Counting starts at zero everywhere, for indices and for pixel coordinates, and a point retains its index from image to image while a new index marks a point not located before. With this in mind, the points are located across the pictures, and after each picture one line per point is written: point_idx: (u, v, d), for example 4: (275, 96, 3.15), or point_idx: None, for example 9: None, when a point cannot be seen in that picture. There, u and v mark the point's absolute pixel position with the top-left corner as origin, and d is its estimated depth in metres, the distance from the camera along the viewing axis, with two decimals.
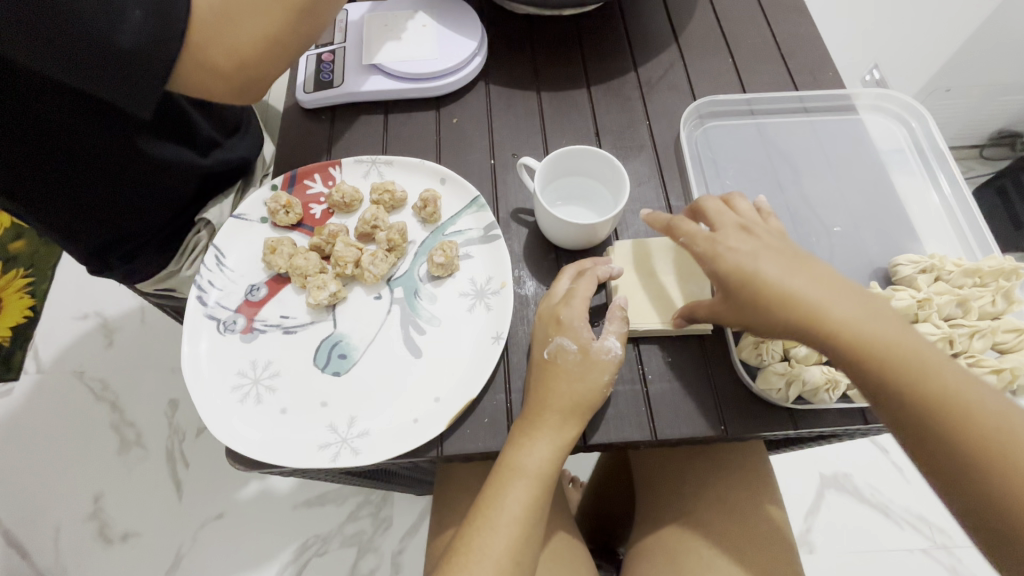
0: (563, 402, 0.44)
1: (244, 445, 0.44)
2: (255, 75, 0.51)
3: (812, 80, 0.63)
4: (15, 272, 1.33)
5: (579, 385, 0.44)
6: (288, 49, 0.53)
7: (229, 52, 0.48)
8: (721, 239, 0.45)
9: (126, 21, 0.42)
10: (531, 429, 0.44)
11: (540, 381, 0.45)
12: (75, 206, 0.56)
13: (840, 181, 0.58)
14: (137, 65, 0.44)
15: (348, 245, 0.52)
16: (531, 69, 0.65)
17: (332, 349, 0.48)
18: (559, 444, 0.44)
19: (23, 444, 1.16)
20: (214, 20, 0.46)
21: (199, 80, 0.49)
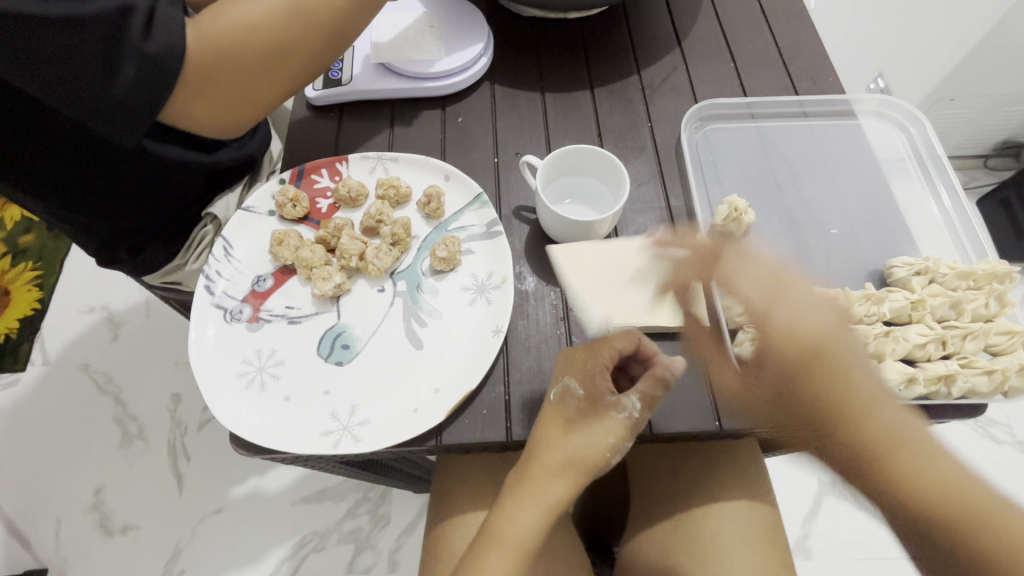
0: (556, 466, 0.43)
1: (247, 430, 0.45)
2: (254, 101, 0.52)
3: (812, 85, 0.64)
4: (23, 266, 1.35)
5: (580, 456, 0.43)
6: (292, 73, 0.52)
7: (215, 101, 0.50)
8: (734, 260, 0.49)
9: (117, 75, 0.43)
10: (521, 499, 0.44)
11: (537, 444, 0.44)
12: (81, 199, 0.58)
13: (839, 184, 0.58)
14: (133, 107, 0.45)
15: (352, 239, 0.53)
16: (536, 71, 0.66)
17: (335, 339, 0.49)
18: (546, 510, 0.43)
19: (27, 435, 1.18)
20: (201, 78, 0.47)
21: (197, 109, 0.50)
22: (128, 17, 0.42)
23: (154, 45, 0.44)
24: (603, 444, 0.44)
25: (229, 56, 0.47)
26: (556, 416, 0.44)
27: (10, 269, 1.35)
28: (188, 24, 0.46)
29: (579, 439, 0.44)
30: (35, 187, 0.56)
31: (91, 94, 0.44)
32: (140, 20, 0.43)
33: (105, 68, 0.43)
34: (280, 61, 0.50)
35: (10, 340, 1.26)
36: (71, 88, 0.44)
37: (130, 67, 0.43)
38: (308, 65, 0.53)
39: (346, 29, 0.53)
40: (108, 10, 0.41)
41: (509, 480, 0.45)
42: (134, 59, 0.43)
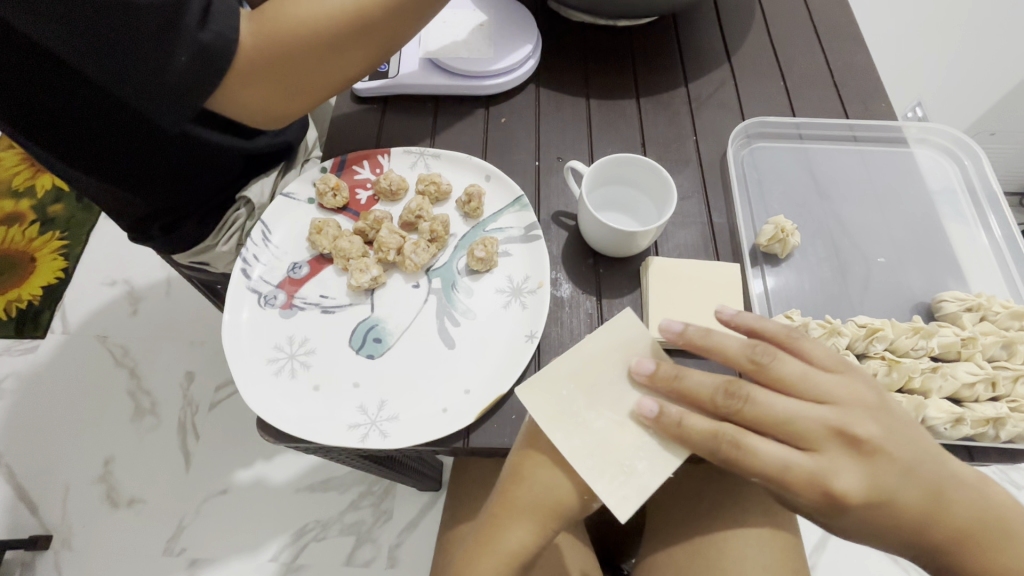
0: (522, 509, 0.42)
1: (277, 417, 0.45)
2: (302, 89, 0.51)
3: (864, 109, 0.63)
4: (50, 235, 1.38)
5: (544, 498, 0.42)
6: (341, 60, 0.51)
7: (268, 90, 0.50)
8: (796, 344, 0.43)
9: (171, 61, 0.44)
10: (487, 545, 0.42)
11: (506, 477, 0.44)
12: (109, 168, 0.58)
13: (886, 212, 0.57)
14: (182, 93, 0.46)
15: (393, 233, 0.53)
16: (583, 76, 0.66)
17: (368, 332, 0.49)
18: (507, 559, 0.41)
19: (42, 400, 1.19)
20: (255, 67, 0.48)
21: (249, 102, 0.50)
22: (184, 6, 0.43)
23: (208, 34, 0.45)
24: (568, 489, 0.42)
25: (283, 48, 0.48)
26: (532, 453, 0.43)
27: (38, 237, 1.37)
28: (247, 17, 0.48)
29: (542, 479, 0.42)
30: (56, 147, 0.55)
31: (144, 79, 0.45)
32: (197, 9, 0.44)
33: (158, 54, 0.44)
34: (337, 60, 0.51)
35: (32, 307, 1.28)
36: (120, 68, 0.44)
37: (184, 55, 0.44)
38: (363, 68, 0.54)
39: (405, 34, 0.53)
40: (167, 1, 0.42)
41: (475, 529, 0.44)
42: (189, 45, 0.44)
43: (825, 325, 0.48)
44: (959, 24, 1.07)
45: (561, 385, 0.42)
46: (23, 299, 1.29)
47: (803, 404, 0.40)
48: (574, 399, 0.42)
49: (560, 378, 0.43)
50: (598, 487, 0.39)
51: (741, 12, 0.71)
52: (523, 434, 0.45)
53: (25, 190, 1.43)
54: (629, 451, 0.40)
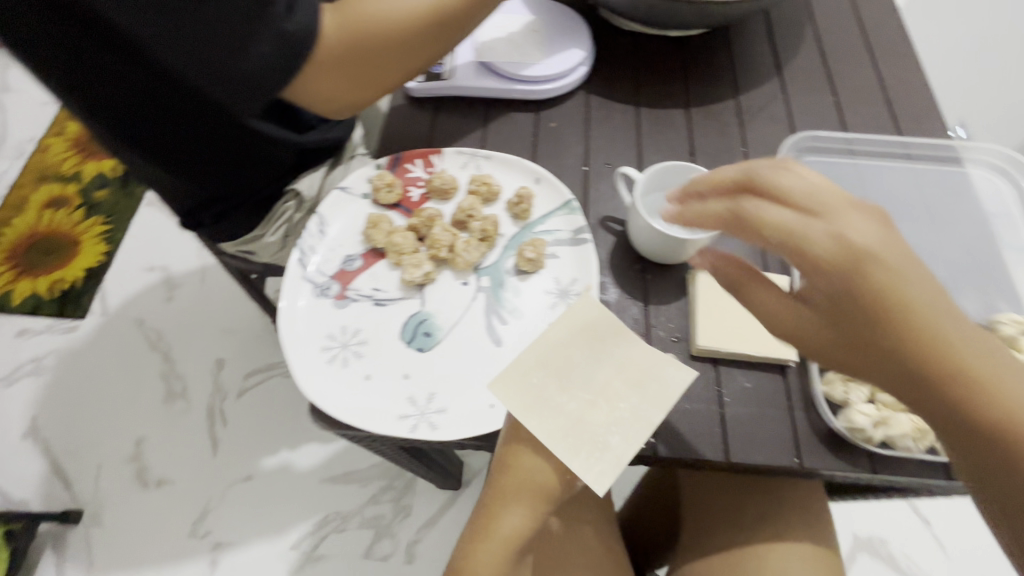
0: (512, 495, 0.44)
1: (330, 404, 0.46)
2: (372, 81, 0.54)
3: (917, 127, 0.63)
4: (95, 220, 1.43)
5: (531, 485, 0.44)
6: (405, 52, 0.54)
7: (342, 80, 0.52)
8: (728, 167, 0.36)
9: (253, 51, 0.46)
10: (484, 534, 0.45)
11: (496, 468, 0.45)
12: (171, 154, 0.61)
13: (939, 231, 0.57)
14: (255, 84, 0.48)
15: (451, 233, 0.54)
16: (632, 84, 0.66)
17: (418, 326, 0.50)
18: (505, 543, 0.44)
19: (80, 379, 1.24)
20: (334, 57, 0.50)
21: (323, 92, 0.53)
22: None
23: (293, 23, 0.47)
24: (549, 472, 0.43)
25: (360, 39, 0.50)
26: (515, 445, 0.44)
27: (82, 222, 1.42)
28: (328, 9, 0.50)
29: (528, 468, 0.43)
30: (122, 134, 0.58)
31: (224, 67, 0.47)
32: (284, 0, 0.46)
33: (243, 43, 0.46)
34: (403, 53, 0.54)
35: (74, 288, 1.33)
36: (201, 56, 0.46)
37: (266, 44, 0.46)
38: (422, 62, 0.57)
39: (463, 31, 0.57)
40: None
41: (473, 516, 0.46)
42: (270, 35, 0.46)
43: None
44: None
45: (531, 374, 0.43)
46: (66, 281, 1.34)
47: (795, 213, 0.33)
48: (545, 387, 0.42)
49: (529, 368, 0.43)
50: (575, 465, 0.40)
51: (792, 26, 0.71)
52: (504, 427, 0.44)
53: (72, 175, 1.48)
54: (603, 427, 0.41)
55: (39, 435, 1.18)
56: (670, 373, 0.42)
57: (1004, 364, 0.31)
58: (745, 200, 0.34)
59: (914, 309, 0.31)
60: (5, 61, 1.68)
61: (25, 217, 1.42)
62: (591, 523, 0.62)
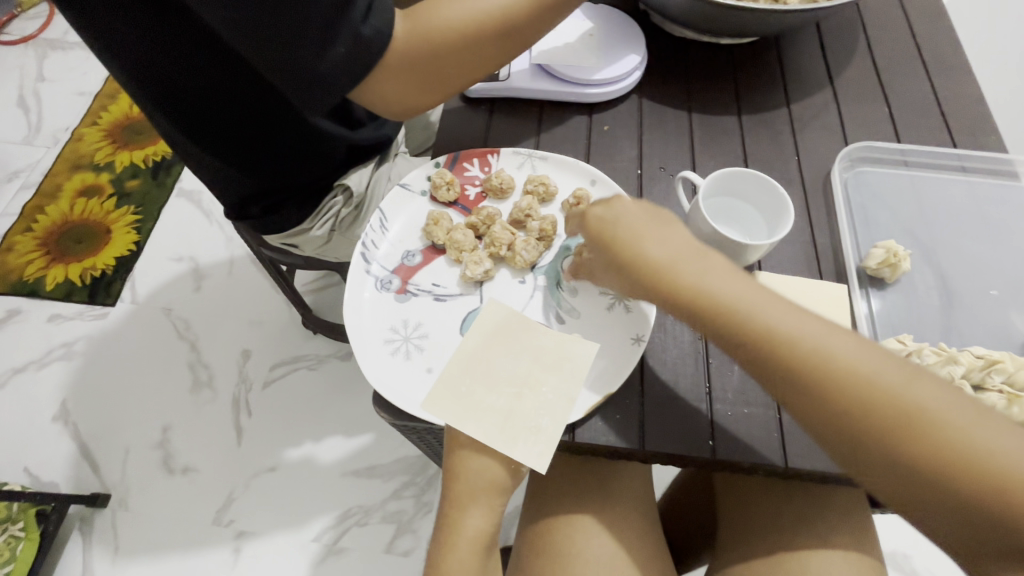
0: (465, 498, 0.49)
1: (395, 395, 0.47)
2: (436, 84, 0.55)
3: (973, 141, 0.63)
4: (127, 209, 1.45)
5: (480, 483, 0.48)
6: (473, 60, 0.55)
7: (408, 83, 0.54)
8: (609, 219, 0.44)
9: (328, 51, 0.47)
10: (450, 540, 0.48)
11: (447, 478, 0.49)
12: (228, 142, 0.62)
13: (997, 245, 0.56)
14: (328, 84, 0.49)
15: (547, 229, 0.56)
16: (684, 90, 0.67)
17: (478, 322, 0.51)
18: (472, 541, 0.48)
19: (109, 365, 1.26)
20: (402, 60, 0.52)
21: (389, 94, 0.54)
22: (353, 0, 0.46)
23: (369, 28, 0.48)
24: (491, 467, 0.48)
25: (428, 45, 0.52)
26: (457, 453, 0.48)
27: (115, 211, 1.45)
28: (400, 16, 0.52)
29: (472, 469, 0.48)
30: (183, 121, 0.59)
31: (297, 66, 0.47)
32: (362, 5, 0.47)
33: (320, 44, 0.46)
34: (469, 59, 0.55)
35: (105, 276, 1.35)
36: (277, 56, 0.46)
37: (342, 45, 0.47)
38: (488, 71, 0.58)
39: (531, 42, 0.58)
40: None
41: (437, 526, 0.50)
42: (347, 36, 0.47)
43: (940, 353, 0.48)
44: None
45: (459, 382, 0.47)
46: (98, 268, 1.36)
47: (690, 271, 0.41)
48: (474, 392, 0.47)
49: (456, 377, 0.48)
50: (518, 452, 0.45)
51: (844, 37, 0.71)
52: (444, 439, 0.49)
53: (106, 165, 1.51)
54: (533, 413, 0.46)
55: (69, 418, 1.20)
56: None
57: (863, 353, 0.37)
58: (621, 231, 0.43)
59: (786, 340, 0.38)
60: (42, 50, 1.71)
61: (59, 205, 1.44)
62: None
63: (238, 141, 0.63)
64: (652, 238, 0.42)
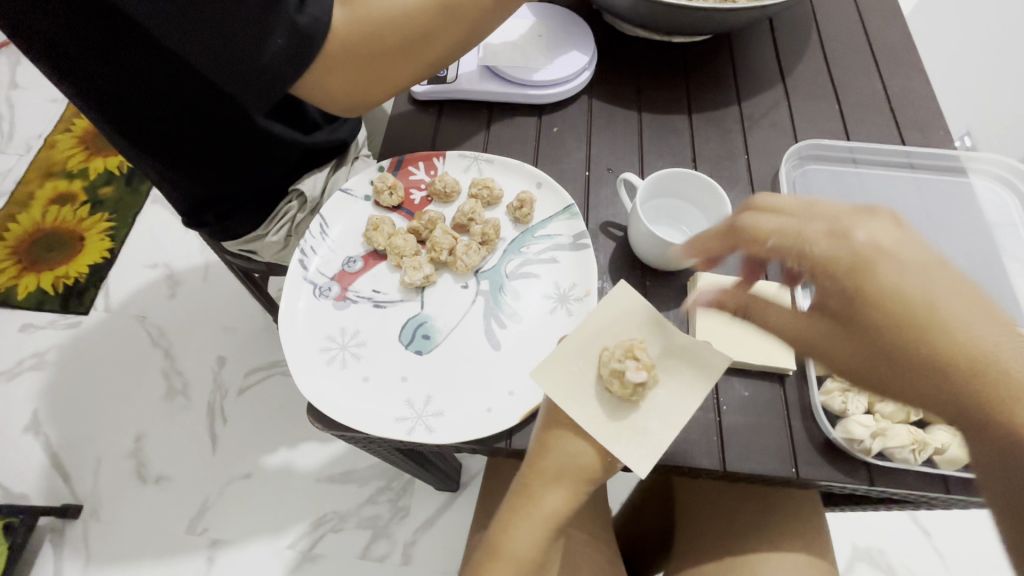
0: (550, 476, 0.44)
1: (329, 406, 0.46)
2: (384, 74, 0.54)
3: (921, 137, 0.63)
4: (100, 216, 1.43)
5: (571, 467, 0.43)
6: (418, 50, 0.54)
7: (354, 76, 0.52)
8: (851, 230, 0.33)
9: (266, 43, 0.46)
10: (522, 509, 0.44)
11: (533, 451, 0.44)
12: (172, 143, 0.60)
13: (942, 242, 0.56)
14: (266, 78, 0.47)
15: (618, 342, 0.43)
16: (636, 90, 0.67)
17: (417, 328, 0.50)
18: (543, 521, 0.44)
19: (81, 374, 1.24)
20: (344, 51, 0.50)
21: (337, 89, 0.53)
22: None
23: (306, 17, 0.47)
24: (590, 456, 0.43)
25: (372, 36, 0.50)
26: (554, 430, 0.44)
27: (88, 218, 1.43)
28: (338, 3, 0.49)
29: (568, 450, 0.43)
30: (120, 122, 0.57)
31: (232, 59, 0.46)
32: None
33: (256, 35, 0.45)
34: (415, 51, 0.53)
35: (78, 284, 1.34)
36: (212, 45, 0.45)
37: (281, 37, 0.46)
38: (437, 58, 0.56)
39: (479, 27, 0.56)
40: None
41: (511, 494, 0.46)
42: (284, 27, 0.46)
43: None
44: None
45: (572, 362, 0.44)
46: (71, 276, 1.34)
47: (928, 292, 0.32)
48: (586, 374, 0.43)
49: (569, 355, 0.44)
50: (618, 450, 0.41)
51: (797, 34, 0.71)
52: (543, 412, 0.45)
53: (78, 172, 1.49)
54: (641, 412, 0.42)
55: (40, 428, 1.18)
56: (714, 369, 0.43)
57: None
58: (870, 251, 0.32)
59: (1015, 397, 0.30)
60: (13, 57, 1.69)
61: (30, 212, 1.42)
62: (588, 528, 0.62)
63: (185, 143, 0.61)
64: (906, 265, 0.32)
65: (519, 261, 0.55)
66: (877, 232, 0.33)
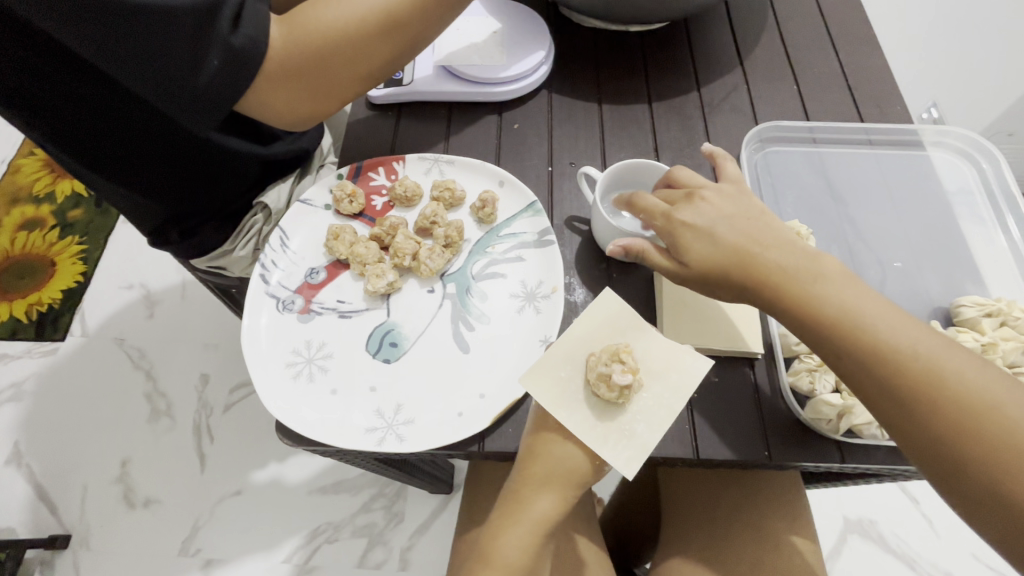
0: (540, 481, 0.43)
1: (296, 421, 0.45)
2: (334, 85, 0.52)
3: (878, 113, 0.63)
4: (70, 240, 1.40)
5: (560, 470, 0.43)
6: (366, 58, 0.52)
7: (300, 92, 0.52)
8: (677, 216, 0.46)
9: (203, 65, 0.46)
10: (513, 516, 0.44)
11: (521, 458, 0.44)
12: (116, 165, 0.57)
13: (901, 216, 0.57)
14: (209, 98, 0.48)
15: (605, 347, 0.43)
16: (595, 81, 0.66)
17: (384, 336, 0.50)
18: (533, 528, 0.43)
19: (60, 402, 1.21)
20: (280, 67, 0.50)
21: (286, 108, 0.52)
22: (219, 10, 0.45)
23: (240, 37, 0.47)
24: (579, 458, 0.43)
25: (311, 51, 0.49)
26: (541, 434, 0.44)
27: (58, 242, 1.40)
28: (276, 25, 0.50)
29: (555, 454, 0.43)
30: (61, 144, 0.55)
31: (169, 78, 0.46)
32: (228, 15, 0.46)
33: (191, 57, 0.46)
34: (364, 60, 0.52)
35: (53, 310, 1.30)
36: (148, 69, 0.45)
37: (216, 58, 0.46)
38: (384, 68, 0.54)
39: (432, 25, 0.53)
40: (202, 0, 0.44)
41: (500, 501, 0.46)
42: (219, 48, 0.46)
43: None
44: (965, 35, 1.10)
45: (560, 367, 0.44)
46: (44, 303, 1.31)
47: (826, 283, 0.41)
48: (573, 380, 0.44)
49: (558, 360, 0.44)
50: (608, 452, 0.41)
51: (753, 16, 0.71)
52: (530, 418, 0.45)
53: (45, 196, 1.45)
54: (628, 415, 0.42)
55: (22, 460, 1.15)
56: (691, 364, 0.43)
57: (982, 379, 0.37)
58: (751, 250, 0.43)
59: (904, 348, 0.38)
60: None
61: None
62: (577, 523, 0.62)
63: (139, 168, 0.59)
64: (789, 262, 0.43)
65: (485, 261, 0.54)
66: (733, 204, 0.46)
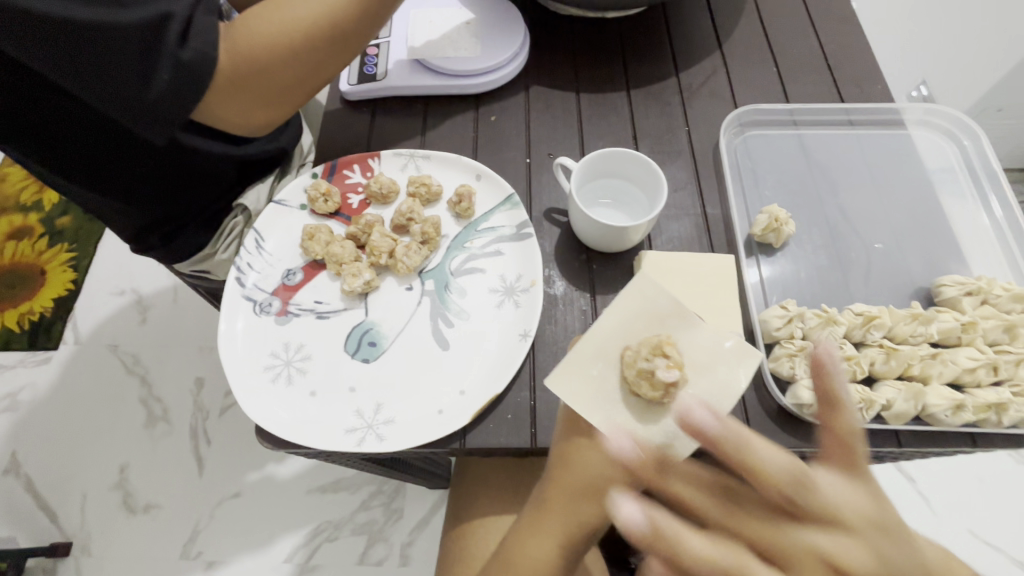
0: (574, 491, 0.42)
1: (273, 424, 0.45)
2: (286, 86, 0.52)
3: (859, 93, 0.62)
4: (60, 247, 1.39)
5: (597, 478, 0.41)
6: (314, 55, 0.51)
7: (255, 97, 0.51)
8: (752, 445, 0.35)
9: (152, 80, 0.45)
10: (542, 529, 0.43)
11: (555, 463, 0.43)
12: (90, 171, 0.57)
13: (883, 197, 0.57)
14: (164, 111, 0.47)
15: (643, 341, 0.41)
16: (572, 70, 0.65)
17: (363, 336, 0.49)
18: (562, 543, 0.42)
19: (56, 411, 1.21)
20: (234, 85, 0.49)
21: (239, 113, 0.52)
22: (166, 23, 0.44)
23: (189, 51, 0.45)
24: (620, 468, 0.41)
25: (262, 58, 0.48)
26: (575, 439, 0.43)
27: (48, 250, 1.38)
28: (223, 34, 0.48)
29: (589, 461, 0.42)
30: (34, 151, 0.55)
31: (120, 91, 0.45)
32: (177, 27, 0.44)
33: (140, 70, 0.44)
34: (315, 60, 0.51)
35: (45, 319, 1.30)
36: (102, 84, 0.45)
37: (165, 72, 0.45)
38: (333, 70, 0.55)
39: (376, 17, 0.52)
40: (149, 14, 0.43)
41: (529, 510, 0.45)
42: (169, 63, 0.45)
43: (821, 315, 0.48)
44: (952, 11, 1.08)
45: (590, 364, 0.42)
46: (35, 312, 1.30)
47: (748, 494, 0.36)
48: (605, 378, 0.41)
49: (586, 359, 0.42)
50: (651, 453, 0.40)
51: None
52: (561, 423, 0.44)
53: (32, 204, 1.44)
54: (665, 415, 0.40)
55: (20, 470, 1.15)
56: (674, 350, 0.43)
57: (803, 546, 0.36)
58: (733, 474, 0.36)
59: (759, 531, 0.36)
60: None
61: None
62: None
63: (114, 177, 0.58)
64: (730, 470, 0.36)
65: (463, 256, 0.54)
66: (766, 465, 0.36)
